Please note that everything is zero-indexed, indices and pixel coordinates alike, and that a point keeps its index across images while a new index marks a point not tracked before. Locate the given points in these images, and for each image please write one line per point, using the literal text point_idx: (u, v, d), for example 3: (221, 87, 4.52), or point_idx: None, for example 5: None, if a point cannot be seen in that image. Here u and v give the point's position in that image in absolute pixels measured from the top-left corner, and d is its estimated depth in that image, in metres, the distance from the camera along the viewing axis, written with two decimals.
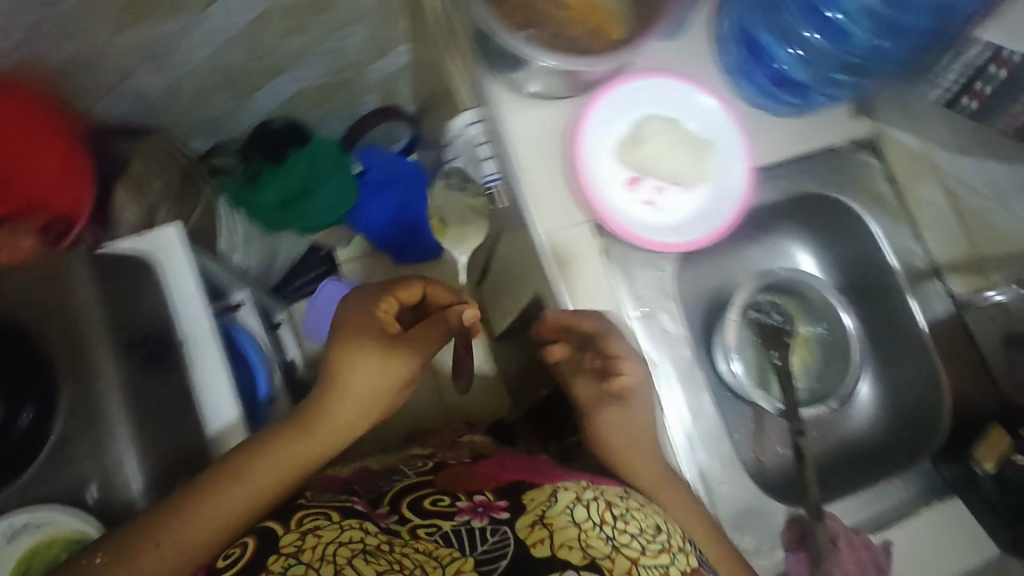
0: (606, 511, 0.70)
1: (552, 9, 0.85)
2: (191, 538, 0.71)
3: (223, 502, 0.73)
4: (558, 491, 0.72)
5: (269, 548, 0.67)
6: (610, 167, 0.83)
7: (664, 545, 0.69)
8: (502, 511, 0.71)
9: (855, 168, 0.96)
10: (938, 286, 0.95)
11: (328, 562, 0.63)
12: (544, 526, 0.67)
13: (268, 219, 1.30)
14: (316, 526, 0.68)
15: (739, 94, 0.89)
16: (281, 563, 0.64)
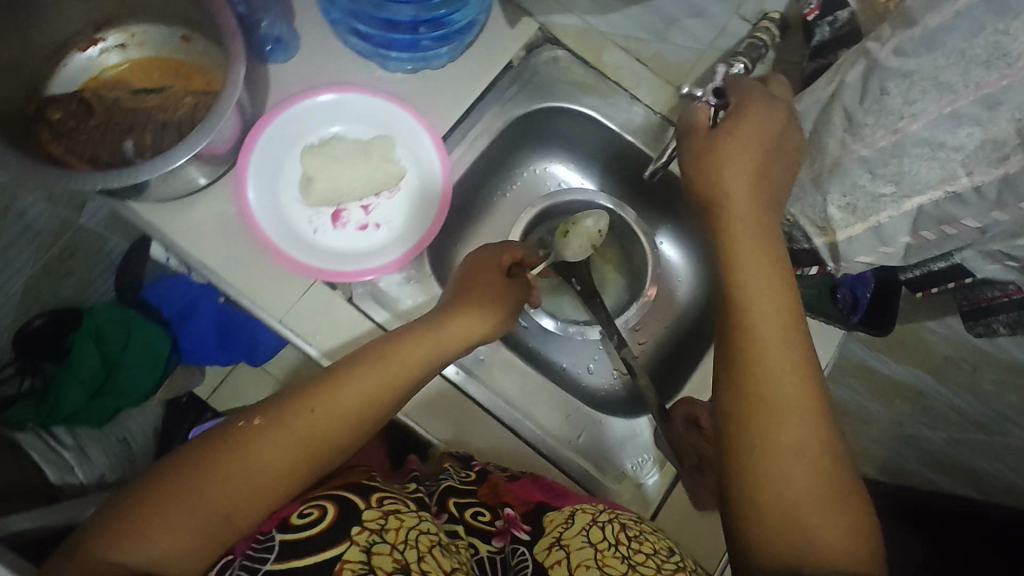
0: (621, 530, 0.59)
1: (182, 97, 0.69)
2: (321, 428, 0.57)
3: (399, 378, 0.61)
4: (576, 512, 0.61)
5: (353, 518, 0.54)
6: (298, 212, 0.71)
7: (676, 564, 0.56)
8: (525, 531, 0.62)
9: (553, 72, 0.81)
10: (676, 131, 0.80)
11: (410, 547, 0.53)
12: (563, 547, 0.58)
13: (82, 419, 1.15)
14: (397, 510, 0.57)
15: (382, 46, 0.74)
16: (365, 537, 0.53)
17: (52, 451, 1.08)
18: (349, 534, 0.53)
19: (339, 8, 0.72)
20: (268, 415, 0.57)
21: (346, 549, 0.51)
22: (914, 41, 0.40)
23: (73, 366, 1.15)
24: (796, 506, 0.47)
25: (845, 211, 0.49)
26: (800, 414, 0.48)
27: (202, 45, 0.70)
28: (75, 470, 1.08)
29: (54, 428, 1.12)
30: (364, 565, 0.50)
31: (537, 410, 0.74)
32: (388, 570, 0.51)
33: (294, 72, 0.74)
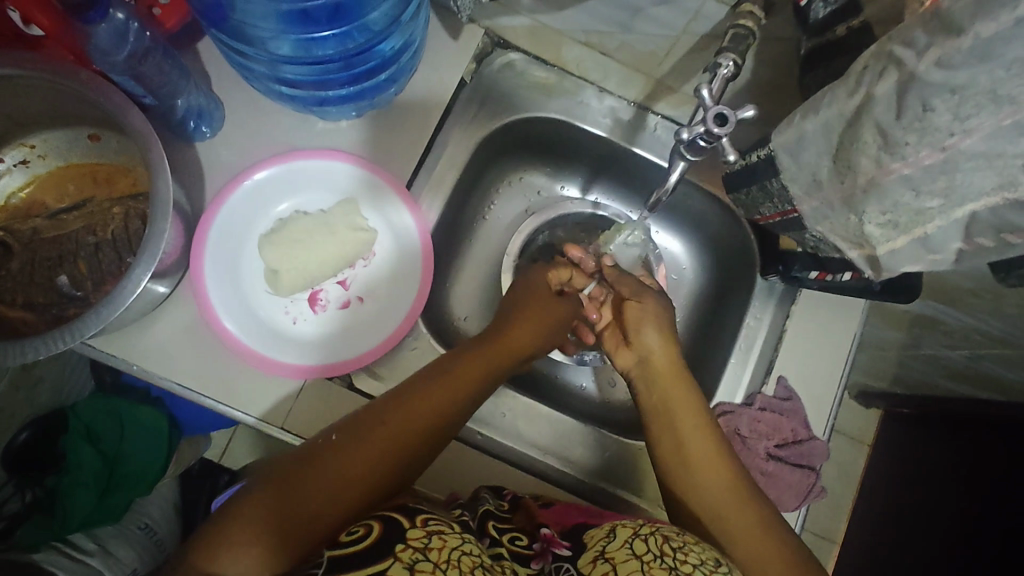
0: (665, 542, 0.50)
1: (108, 210, 0.61)
2: (406, 429, 0.53)
3: (472, 380, 0.59)
4: (616, 526, 0.54)
5: (398, 537, 0.45)
6: (271, 305, 0.65)
7: (727, 571, 0.47)
8: (565, 548, 0.54)
9: (511, 79, 0.73)
10: (658, 119, 0.73)
11: (454, 568, 0.44)
12: (608, 560, 0.50)
13: (99, 521, 1.04)
14: (442, 529, 0.47)
15: (316, 102, 0.65)
16: (409, 555, 0.43)
17: (76, 562, 0.97)
18: (392, 553, 0.43)
19: (259, 73, 0.62)
20: (346, 425, 0.52)
21: (389, 565, 0.42)
22: (961, 52, 0.35)
23: (72, 471, 1.02)
24: (749, 553, 0.52)
25: (885, 227, 0.45)
26: (732, 493, 0.56)
27: (116, 142, 0.60)
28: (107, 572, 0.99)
29: (73, 537, 1.01)
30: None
31: (573, 453, 0.70)
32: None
33: (229, 147, 0.65)
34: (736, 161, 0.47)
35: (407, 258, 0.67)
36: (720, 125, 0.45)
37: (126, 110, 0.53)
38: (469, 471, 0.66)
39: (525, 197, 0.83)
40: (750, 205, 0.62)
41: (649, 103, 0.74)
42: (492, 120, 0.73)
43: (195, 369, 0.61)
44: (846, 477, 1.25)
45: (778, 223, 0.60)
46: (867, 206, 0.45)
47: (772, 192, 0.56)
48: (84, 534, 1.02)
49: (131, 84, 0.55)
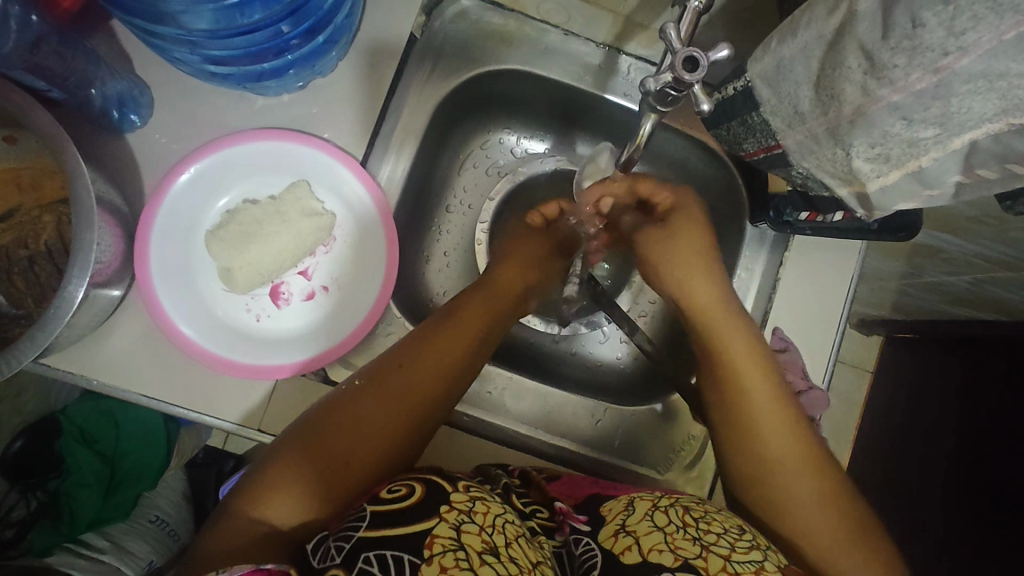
0: (687, 513, 0.48)
1: (38, 218, 0.56)
2: (417, 386, 0.52)
3: (478, 329, 0.58)
4: (634, 499, 0.51)
5: (440, 498, 0.44)
6: (230, 304, 0.60)
7: (752, 541, 0.45)
8: (583, 522, 0.51)
9: (467, 29, 0.66)
10: (631, 61, 0.67)
11: (497, 532, 0.43)
12: (630, 533, 0.47)
13: (109, 518, 1.03)
14: (483, 495, 0.47)
15: (253, 78, 0.59)
16: (455, 516, 0.43)
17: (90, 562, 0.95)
18: (437, 513, 0.43)
19: (183, 56, 0.55)
20: (367, 385, 0.51)
21: (436, 525, 0.42)
22: None
23: (75, 473, 1.03)
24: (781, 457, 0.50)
25: (875, 161, 0.39)
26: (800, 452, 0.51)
27: (35, 142, 0.55)
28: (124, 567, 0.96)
29: (85, 537, 1.00)
30: (456, 543, 0.40)
31: (566, 423, 0.67)
32: (477, 550, 0.41)
33: (165, 135, 0.60)
34: (710, 110, 0.42)
35: (370, 238, 0.62)
36: (691, 70, 0.40)
37: (31, 110, 0.48)
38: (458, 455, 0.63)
39: (497, 156, 0.78)
40: (732, 142, 0.53)
41: (619, 44, 0.67)
42: (450, 78, 0.67)
43: (159, 377, 0.58)
44: (848, 405, 1.24)
45: (762, 161, 0.51)
46: (854, 139, 0.39)
47: (752, 127, 0.48)
48: (95, 532, 1.02)
49: (30, 78, 0.50)
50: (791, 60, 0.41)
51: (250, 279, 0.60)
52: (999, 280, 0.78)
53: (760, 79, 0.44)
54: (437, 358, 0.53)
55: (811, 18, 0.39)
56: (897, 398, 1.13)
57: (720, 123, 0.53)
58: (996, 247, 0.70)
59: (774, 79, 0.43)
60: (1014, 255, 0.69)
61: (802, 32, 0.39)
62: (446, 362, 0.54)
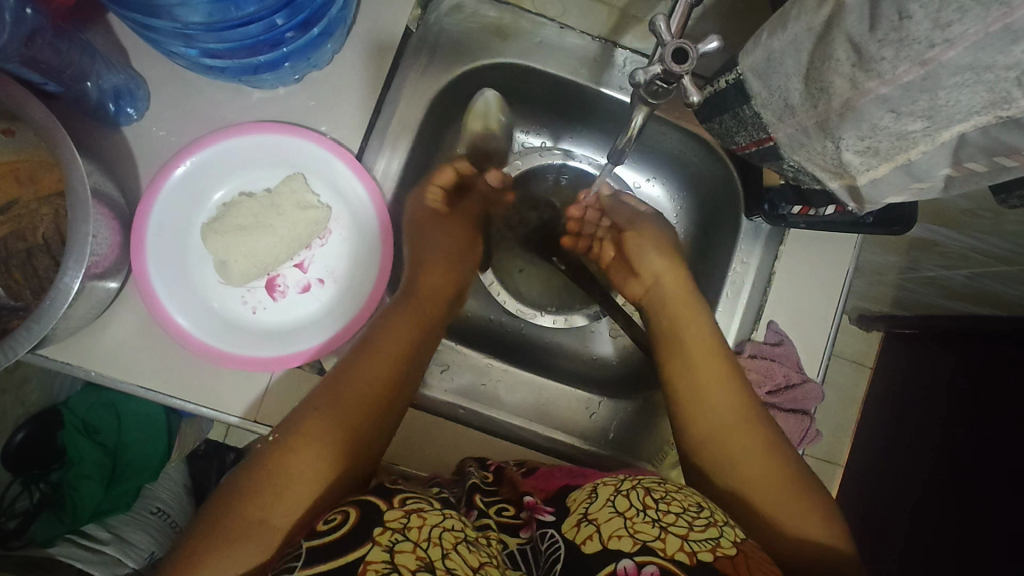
0: (647, 495, 0.47)
1: (36, 211, 0.56)
2: (345, 410, 0.53)
3: (403, 335, 0.59)
4: (597, 485, 0.51)
5: (375, 517, 0.45)
6: (227, 296, 0.61)
7: (709, 517, 0.45)
8: (548, 513, 0.52)
9: (462, 22, 0.66)
10: (627, 54, 0.67)
11: (434, 545, 0.43)
12: (591, 521, 0.46)
13: (109, 510, 1.05)
14: (422, 507, 0.47)
15: (249, 71, 0.59)
16: (388, 536, 0.43)
17: (89, 552, 0.96)
18: (370, 537, 0.43)
19: (179, 49, 0.55)
20: (290, 418, 0.52)
21: (368, 550, 0.42)
22: None
23: (78, 465, 1.04)
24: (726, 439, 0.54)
25: (864, 155, 0.39)
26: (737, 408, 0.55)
27: (32, 135, 0.55)
28: (123, 559, 0.97)
29: (86, 528, 1.01)
30: (389, 565, 0.40)
31: (560, 417, 0.68)
32: (411, 569, 0.41)
33: (163, 128, 0.60)
34: (699, 102, 0.42)
35: (366, 230, 0.63)
36: (680, 63, 0.41)
37: (26, 103, 0.48)
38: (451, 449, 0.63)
39: None
40: (725, 135, 0.54)
41: (615, 37, 0.67)
42: (445, 71, 0.67)
43: (159, 370, 0.59)
44: (848, 400, 1.24)
45: (755, 154, 0.51)
46: (843, 132, 0.39)
47: (744, 120, 0.48)
48: (98, 523, 1.03)
49: (26, 71, 0.50)
50: (780, 53, 0.41)
51: (248, 271, 0.60)
52: (997, 274, 0.78)
53: (751, 71, 0.44)
54: (359, 373, 0.55)
55: (801, 10, 0.39)
56: (895, 391, 1.13)
57: (713, 116, 0.53)
58: (994, 240, 0.69)
59: (764, 71, 0.43)
60: (1009, 248, 0.69)
61: (793, 24, 0.39)
62: (370, 374, 0.55)
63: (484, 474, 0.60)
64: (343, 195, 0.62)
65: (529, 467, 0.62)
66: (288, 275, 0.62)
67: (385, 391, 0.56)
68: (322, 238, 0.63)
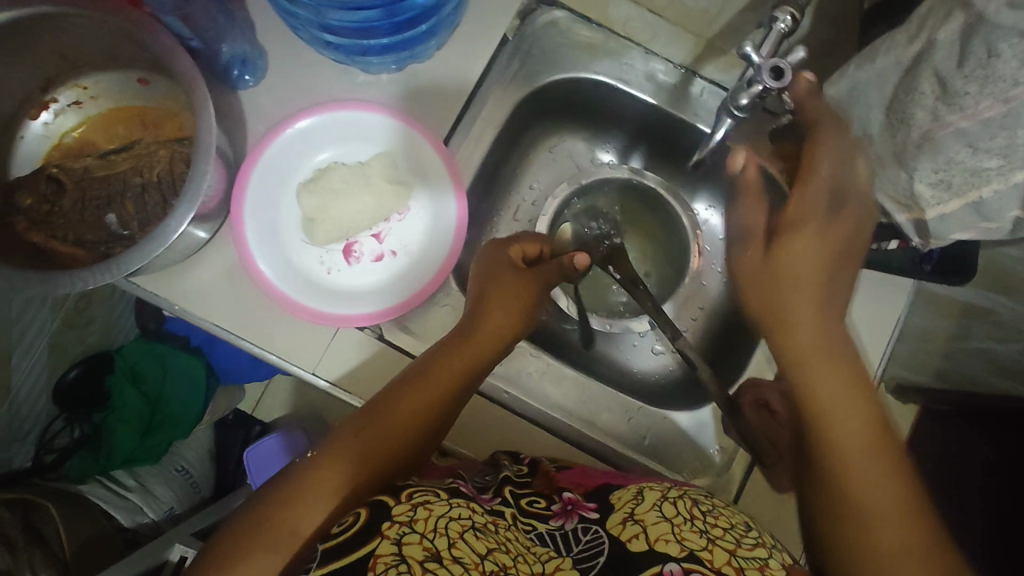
0: (695, 506, 0.51)
1: (155, 151, 0.62)
2: (373, 436, 0.52)
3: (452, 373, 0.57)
4: (643, 489, 0.54)
5: (385, 514, 0.46)
6: (307, 255, 0.66)
7: (756, 539, 0.49)
8: (592, 510, 0.53)
9: (556, 37, 0.71)
10: (705, 83, 0.71)
11: (439, 535, 0.46)
12: (637, 522, 0.50)
13: (140, 459, 1.10)
14: (427, 499, 0.49)
15: (359, 52, 0.65)
16: (395, 531, 0.45)
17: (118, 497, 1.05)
18: (378, 530, 0.45)
19: (304, 19, 0.60)
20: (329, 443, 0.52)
21: (378, 544, 0.44)
22: None
23: (118, 410, 1.10)
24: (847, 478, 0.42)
25: (936, 188, 0.42)
26: (866, 439, 0.43)
27: (163, 86, 0.62)
28: (145, 510, 1.05)
29: (116, 472, 1.08)
30: (397, 558, 0.43)
31: (598, 419, 0.69)
32: (420, 559, 0.43)
33: (273, 93, 0.66)
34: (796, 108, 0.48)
35: (441, 212, 0.67)
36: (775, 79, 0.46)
37: (174, 54, 0.54)
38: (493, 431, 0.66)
39: (563, 159, 0.82)
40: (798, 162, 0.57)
41: (697, 67, 0.71)
42: (533, 78, 0.72)
43: (233, 314, 0.63)
44: None
45: None
46: (918, 163, 0.41)
47: None
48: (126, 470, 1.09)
49: (178, 25, 0.57)
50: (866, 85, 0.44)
51: (330, 232, 0.65)
52: None
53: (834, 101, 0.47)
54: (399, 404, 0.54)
55: (891, 46, 0.42)
56: None
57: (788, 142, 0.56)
58: None
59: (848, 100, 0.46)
60: None
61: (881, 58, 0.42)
62: (404, 401, 0.55)
63: (517, 467, 0.61)
64: (422, 176, 0.67)
65: (556, 466, 0.62)
66: (364, 243, 0.67)
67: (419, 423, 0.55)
68: (401, 215, 0.67)
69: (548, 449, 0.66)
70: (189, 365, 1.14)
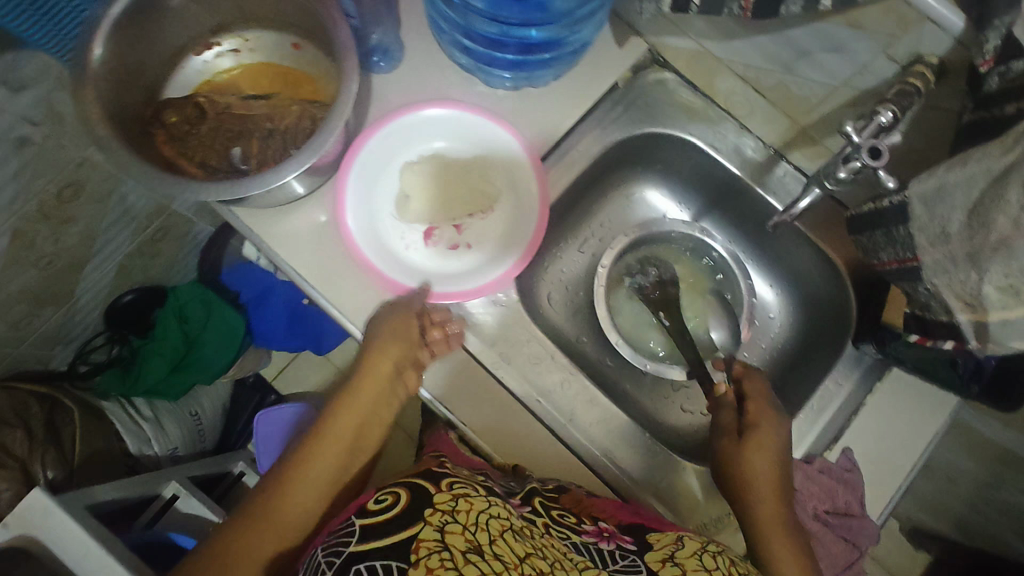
0: (732, 565, 0.52)
1: (288, 106, 0.69)
2: (281, 495, 0.56)
3: (347, 429, 0.60)
4: (684, 537, 0.57)
5: (426, 501, 0.52)
6: (392, 227, 0.71)
7: None
8: (629, 542, 0.56)
9: (661, 94, 0.77)
10: (789, 168, 0.75)
11: (480, 530, 0.50)
12: (678, 564, 0.51)
13: (161, 392, 1.21)
14: (466, 493, 0.54)
15: (486, 61, 0.71)
16: (438, 519, 0.50)
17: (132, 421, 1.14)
18: (422, 516, 0.50)
19: (451, 21, 0.69)
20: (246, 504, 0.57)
21: (421, 528, 0.48)
22: None
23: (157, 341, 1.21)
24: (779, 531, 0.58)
25: (1004, 292, 0.44)
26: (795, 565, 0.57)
27: (312, 53, 0.71)
28: (152, 442, 1.15)
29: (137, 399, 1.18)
30: (440, 544, 0.47)
31: (620, 453, 0.70)
32: (462, 548, 0.47)
33: (401, 83, 0.73)
34: (896, 186, 0.53)
35: (519, 220, 0.72)
36: (873, 157, 0.53)
37: (337, 25, 0.61)
38: (521, 436, 0.67)
39: (637, 210, 0.87)
40: (869, 250, 0.60)
41: (785, 151, 0.75)
42: (631, 126, 0.77)
43: (312, 263, 0.68)
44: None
45: (893, 271, 0.57)
46: (991, 266, 0.44)
47: (895, 238, 0.55)
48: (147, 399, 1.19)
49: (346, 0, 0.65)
50: (953, 186, 0.47)
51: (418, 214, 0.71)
52: None
53: (919, 197, 0.50)
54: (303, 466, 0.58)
55: (984, 155, 0.45)
56: None
57: (864, 230, 0.60)
58: None
59: (932, 199, 0.49)
60: None
61: (972, 164, 0.46)
62: (311, 462, 0.58)
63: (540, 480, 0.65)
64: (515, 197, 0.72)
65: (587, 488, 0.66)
66: (443, 229, 0.73)
67: (325, 474, 0.58)
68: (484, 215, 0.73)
69: (566, 469, 0.68)
70: (227, 318, 1.26)
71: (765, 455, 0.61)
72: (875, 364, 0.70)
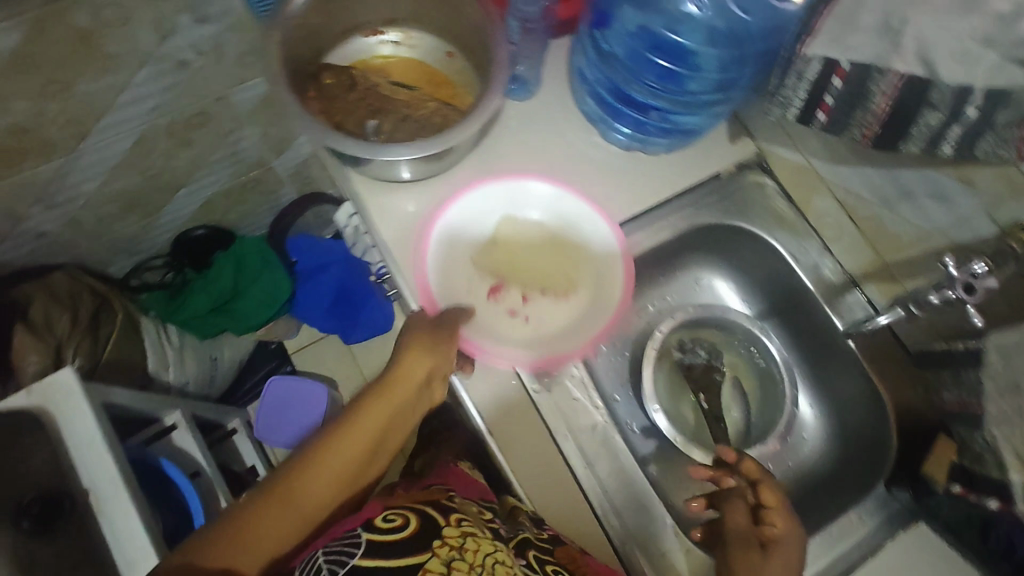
0: None
1: (424, 101, 0.75)
2: (310, 482, 0.57)
3: (380, 422, 0.62)
4: None
5: (435, 533, 0.55)
6: (462, 275, 0.74)
7: None
8: None
9: (757, 196, 0.81)
10: (861, 297, 0.77)
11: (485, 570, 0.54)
12: None
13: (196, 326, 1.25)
14: (473, 531, 0.58)
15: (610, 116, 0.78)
16: (446, 553, 0.54)
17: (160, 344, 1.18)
18: (432, 547, 0.54)
19: (593, 73, 0.76)
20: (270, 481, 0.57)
21: (428, 560, 0.52)
22: None
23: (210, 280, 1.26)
24: None
25: None
26: None
27: (461, 63, 0.78)
28: (170, 369, 1.18)
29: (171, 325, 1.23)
30: None
31: (628, 511, 0.69)
32: None
33: (529, 113, 0.80)
34: (981, 324, 0.60)
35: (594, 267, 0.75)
36: (967, 292, 0.59)
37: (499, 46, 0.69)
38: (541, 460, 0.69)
39: (703, 294, 0.89)
40: (936, 385, 0.70)
41: (861, 281, 0.78)
42: (723, 213, 0.81)
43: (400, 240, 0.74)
44: None
45: (954, 412, 0.67)
46: None
47: (964, 382, 0.65)
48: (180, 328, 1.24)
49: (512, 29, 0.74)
50: None
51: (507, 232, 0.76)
52: None
53: None
54: (330, 453, 0.58)
55: None
56: None
57: (931, 365, 0.71)
58: None
59: None
60: None
61: None
62: (338, 450, 0.59)
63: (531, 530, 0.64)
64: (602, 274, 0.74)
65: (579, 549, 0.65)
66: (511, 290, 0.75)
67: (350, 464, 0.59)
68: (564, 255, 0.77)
69: (574, 508, 0.68)
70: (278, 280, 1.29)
71: (781, 572, 0.59)
72: (904, 511, 0.69)
